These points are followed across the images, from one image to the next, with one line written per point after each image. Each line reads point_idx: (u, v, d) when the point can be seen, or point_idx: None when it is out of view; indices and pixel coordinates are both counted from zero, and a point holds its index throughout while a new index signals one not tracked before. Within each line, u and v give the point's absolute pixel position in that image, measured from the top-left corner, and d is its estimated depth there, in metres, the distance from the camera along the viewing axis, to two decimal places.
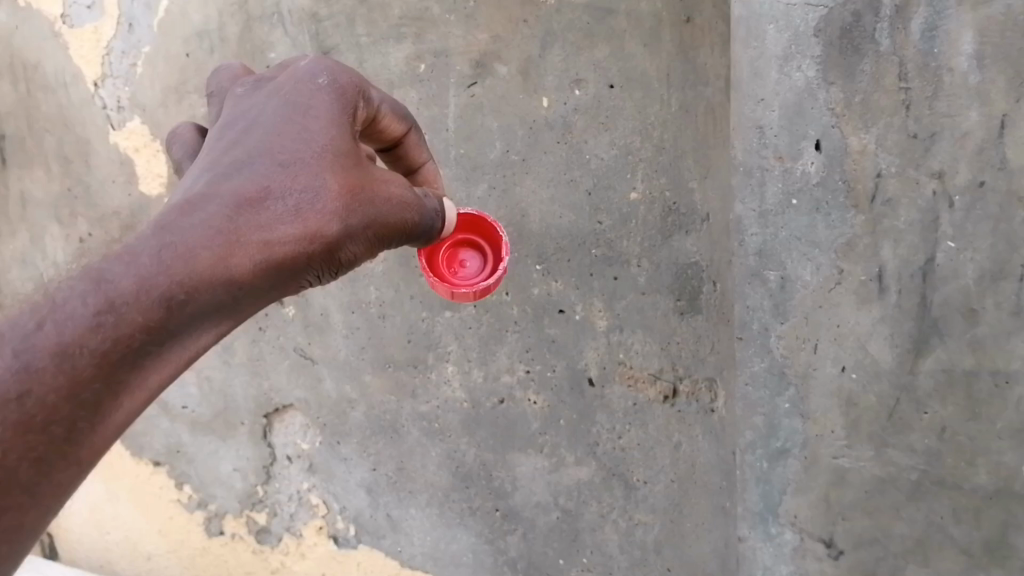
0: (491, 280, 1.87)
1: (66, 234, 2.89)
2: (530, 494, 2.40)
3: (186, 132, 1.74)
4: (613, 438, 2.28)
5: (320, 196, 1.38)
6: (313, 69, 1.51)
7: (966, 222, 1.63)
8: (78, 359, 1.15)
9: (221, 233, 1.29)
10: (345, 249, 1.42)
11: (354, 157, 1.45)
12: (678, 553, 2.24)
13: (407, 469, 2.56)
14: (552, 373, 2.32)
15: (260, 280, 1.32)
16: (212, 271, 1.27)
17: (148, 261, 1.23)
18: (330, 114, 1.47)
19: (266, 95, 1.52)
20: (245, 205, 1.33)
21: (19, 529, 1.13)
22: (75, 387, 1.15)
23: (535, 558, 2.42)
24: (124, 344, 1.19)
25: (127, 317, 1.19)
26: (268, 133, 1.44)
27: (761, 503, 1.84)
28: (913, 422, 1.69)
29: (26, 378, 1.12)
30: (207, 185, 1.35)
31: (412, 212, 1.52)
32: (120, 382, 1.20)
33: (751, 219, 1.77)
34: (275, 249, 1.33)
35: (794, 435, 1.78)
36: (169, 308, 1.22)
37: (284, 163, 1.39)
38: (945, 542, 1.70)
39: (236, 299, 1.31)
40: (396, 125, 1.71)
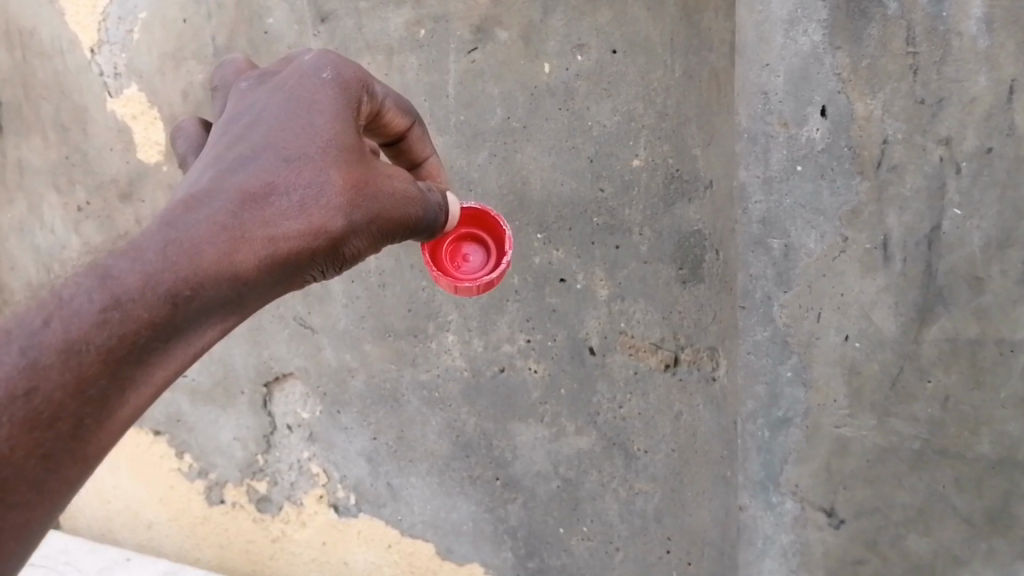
0: (495, 275, 1.86)
1: (65, 202, 2.88)
2: (531, 463, 2.40)
3: (192, 130, 1.74)
4: (614, 407, 2.27)
5: (324, 193, 1.39)
6: (316, 65, 1.51)
7: (973, 189, 1.60)
8: (85, 355, 1.13)
9: (226, 230, 1.30)
10: (348, 245, 1.43)
11: (358, 153, 1.46)
12: (678, 522, 2.24)
13: (407, 438, 2.55)
14: (553, 342, 2.31)
15: (264, 276, 1.33)
16: (218, 267, 1.27)
17: (155, 256, 1.22)
18: (333, 110, 1.47)
19: (269, 90, 1.51)
20: (250, 201, 1.34)
21: (24, 529, 1.09)
22: (82, 382, 1.12)
23: (535, 527, 2.43)
24: (131, 339, 1.17)
25: (134, 313, 1.17)
26: (271, 129, 1.44)
27: (762, 473, 1.83)
28: (916, 390, 1.68)
29: (32, 374, 1.09)
30: (212, 182, 1.35)
31: (414, 207, 1.53)
32: (128, 378, 1.18)
33: (755, 185, 1.75)
34: (280, 245, 1.34)
35: (796, 404, 1.77)
36: (177, 303, 1.22)
37: (288, 158, 1.40)
38: (947, 512, 1.70)
39: (242, 295, 1.31)
40: (400, 119, 1.70)
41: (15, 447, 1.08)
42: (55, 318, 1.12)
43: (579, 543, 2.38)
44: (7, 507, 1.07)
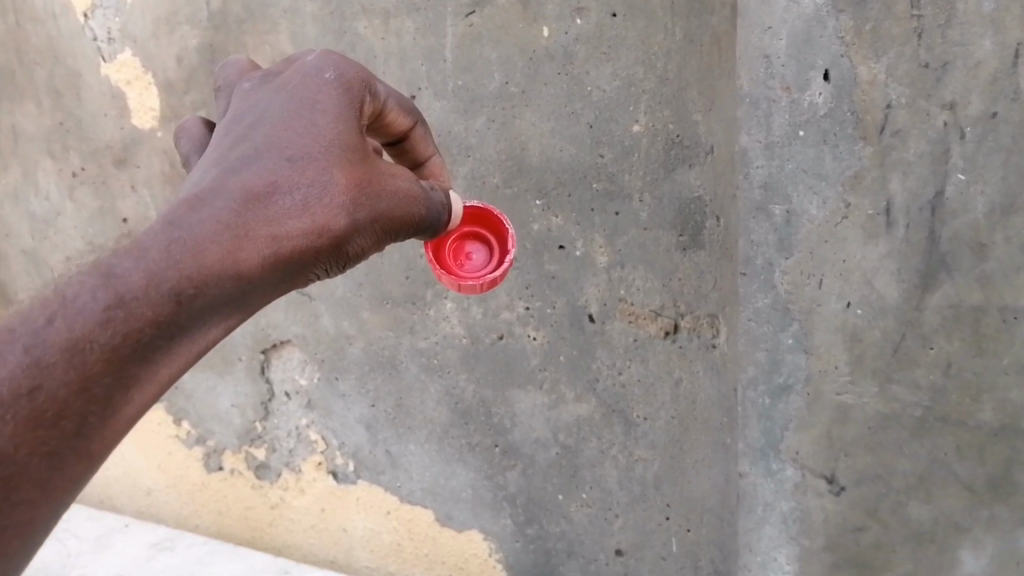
0: (499, 272, 1.85)
1: (60, 169, 2.85)
2: (530, 431, 2.40)
3: (194, 130, 1.70)
4: (613, 374, 2.27)
5: (327, 192, 1.40)
6: (319, 66, 1.52)
7: (977, 155, 1.58)
8: (89, 354, 1.15)
9: (230, 228, 1.31)
10: (351, 244, 1.44)
11: (361, 153, 1.46)
12: (677, 488, 2.25)
13: (406, 405, 2.55)
14: (552, 309, 2.29)
15: (268, 275, 1.34)
16: (222, 266, 1.28)
17: (158, 256, 1.23)
18: (336, 110, 1.48)
19: (273, 91, 1.52)
20: (253, 200, 1.35)
21: (28, 525, 1.12)
22: (85, 380, 1.15)
23: (535, 493, 2.43)
24: (134, 338, 1.19)
25: (137, 311, 1.19)
26: (274, 129, 1.45)
27: (763, 440, 1.83)
28: (918, 357, 1.67)
29: (36, 372, 1.12)
30: (216, 182, 1.36)
31: (417, 205, 1.54)
32: (132, 376, 1.19)
33: (757, 150, 1.72)
34: (283, 244, 1.35)
35: (797, 371, 1.76)
36: (180, 301, 1.23)
37: (291, 158, 1.40)
38: (949, 479, 1.70)
39: (245, 294, 1.32)
40: (402, 119, 1.70)
41: (20, 444, 1.10)
42: (58, 317, 1.14)
43: (579, 510, 2.39)
44: (11, 503, 1.10)
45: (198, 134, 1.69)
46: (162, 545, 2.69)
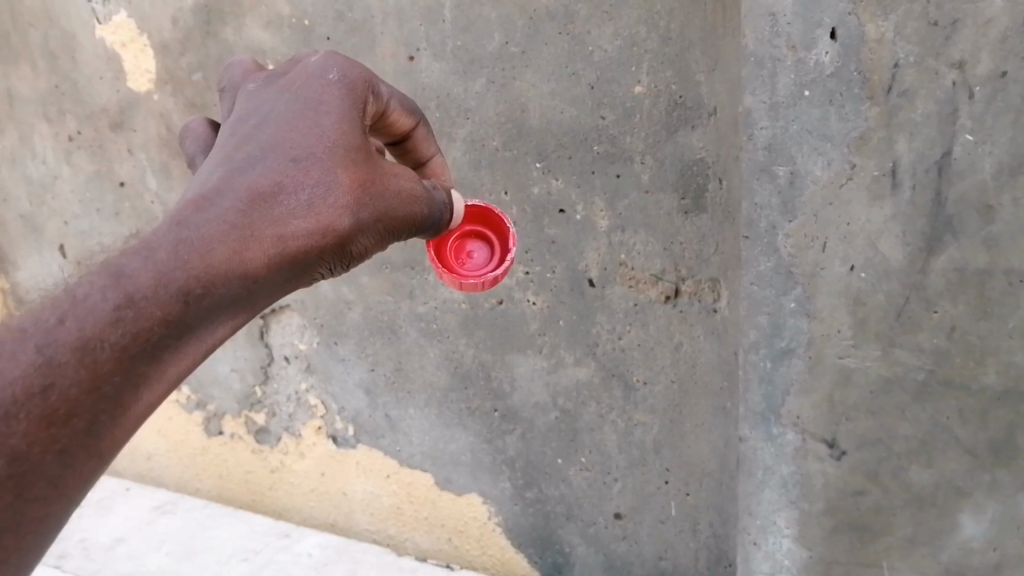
0: (501, 270, 1.83)
1: (55, 133, 2.81)
2: (529, 395, 2.39)
3: (199, 131, 1.71)
4: (613, 338, 2.25)
5: (330, 193, 1.42)
6: (323, 66, 1.53)
7: (985, 115, 1.56)
8: (100, 354, 1.18)
9: (235, 230, 1.34)
10: (354, 243, 1.46)
11: (364, 154, 1.48)
12: (677, 453, 2.24)
13: (406, 370, 2.54)
14: (552, 274, 2.27)
15: (273, 275, 1.38)
16: (228, 266, 1.31)
17: (166, 256, 1.27)
18: (340, 111, 1.49)
19: (277, 91, 1.53)
20: (259, 202, 1.38)
21: (41, 522, 1.14)
22: (97, 380, 1.18)
23: (534, 457, 2.43)
24: (143, 337, 1.22)
25: (146, 311, 1.22)
26: (278, 129, 1.46)
27: (764, 404, 1.82)
28: (922, 321, 1.66)
29: (49, 371, 1.14)
30: (221, 183, 1.39)
31: (420, 204, 1.56)
32: (142, 374, 1.23)
33: (761, 111, 1.68)
34: (288, 244, 1.38)
35: (799, 335, 1.74)
36: (188, 301, 1.26)
37: (295, 159, 1.43)
38: (950, 443, 1.71)
39: (250, 294, 1.36)
40: (405, 120, 1.71)
41: (33, 442, 1.13)
42: (70, 318, 1.18)
43: (578, 475, 2.39)
44: (26, 500, 1.12)
45: (202, 136, 1.70)
46: (162, 509, 2.71)
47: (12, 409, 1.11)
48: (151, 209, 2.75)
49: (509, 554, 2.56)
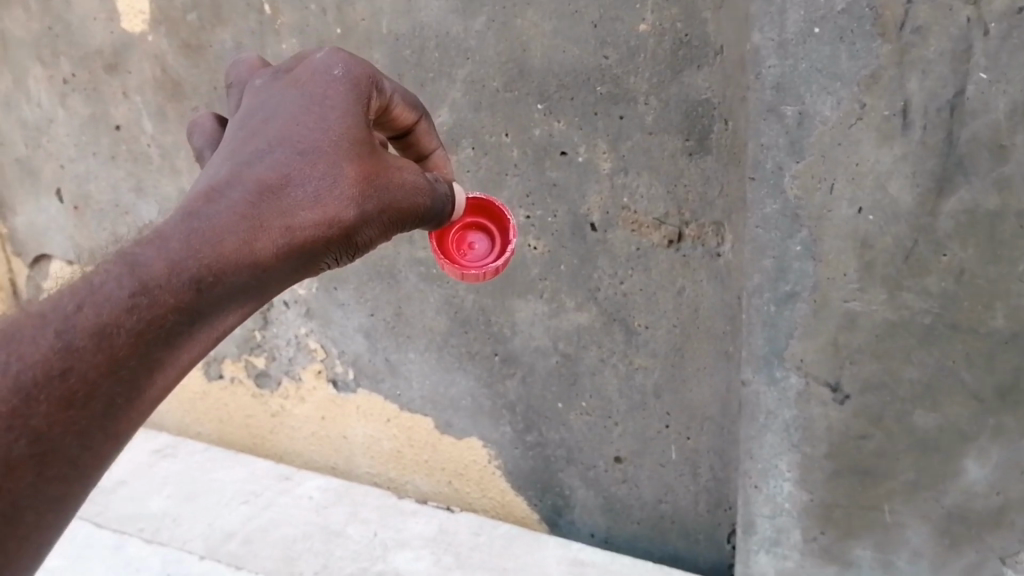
0: (502, 261, 1.82)
1: (50, 76, 2.75)
2: (530, 339, 2.37)
3: (204, 126, 1.64)
4: (615, 283, 2.21)
5: (337, 184, 1.41)
6: (327, 61, 1.50)
7: (1000, 52, 1.49)
8: (115, 341, 1.17)
9: (244, 219, 1.33)
10: (360, 235, 1.46)
11: (370, 147, 1.47)
12: (678, 396, 2.23)
13: (406, 314, 2.51)
14: (553, 218, 2.23)
15: (281, 265, 1.37)
16: (238, 256, 1.30)
17: (178, 246, 1.25)
18: (346, 106, 1.47)
19: (281, 84, 1.50)
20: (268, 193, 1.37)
21: (62, 501, 1.13)
22: (113, 365, 1.16)
23: (534, 401, 2.43)
24: (158, 324, 1.20)
25: (160, 298, 1.21)
26: (285, 121, 1.44)
27: (767, 348, 1.84)
28: (930, 264, 1.63)
29: (67, 355, 1.13)
30: (230, 175, 1.37)
31: (423, 197, 1.54)
32: (156, 360, 1.21)
33: (769, 49, 1.63)
34: (296, 234, 1.38)
35: (804, 279, 1.73)
36: (200, 289, 1.25)
37: (302, 150, 1.41)
38: (956, 386, 1.71)
39: (260, 283, 1.35)
40: (408, 113, 1.67)
41: (52, 424, 1.11)
42: (86, 305, 1.16)
43: (578, 418, 2.39)
44: (46, 479, 1.10)
45: (210, 134, 1.63)
46: (164, 452, 2.72)
47: (30, 391, 1.10)
48: (147, 152, 2.71)
49: (509, 496, 2.57)
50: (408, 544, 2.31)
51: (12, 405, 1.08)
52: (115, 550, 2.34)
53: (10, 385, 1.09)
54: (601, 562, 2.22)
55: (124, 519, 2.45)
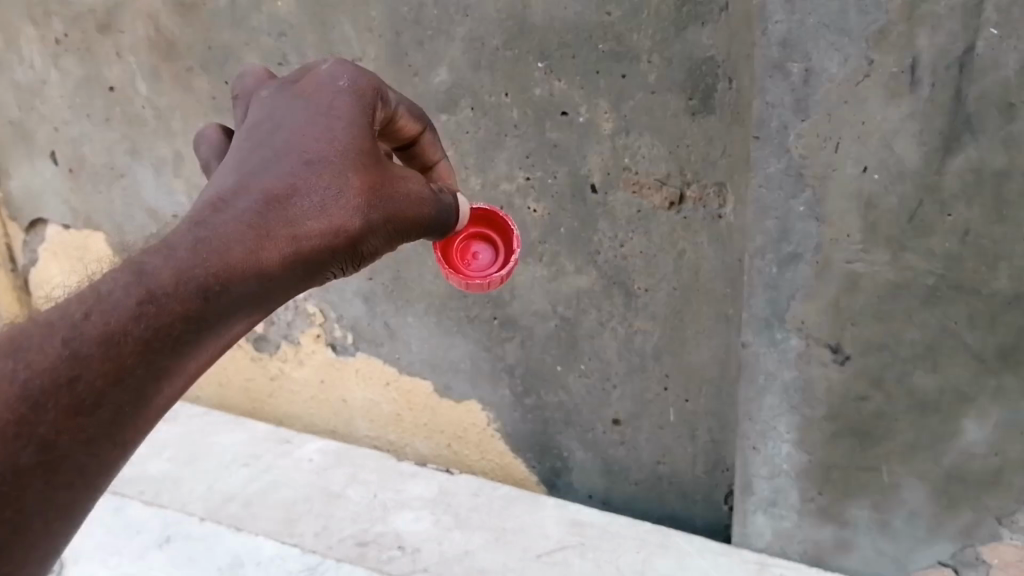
0: (505, 274, 1.84)
1: (42, 36, 2.69)
2: (530, 303, 2.35)
3: (213, 143, 1.64)
4: (615, 246, 2.19)
5: (343, 193, 1.39)
6: (333, 73, 1.50)
7: (1013, 8, 1.44)
8: (123, 349, 1.18)
9: (250, 228, 1.32)
10: (367, 245, 1.43)
11: (376, 157, 1.45)
12: (677, 359, 2.23)
13: (404, 279, 2.49)
14: (553, 180, 2.18)
15: (288, 274, 1.34)
16: (244, 265, 1.29)
17: (184, 255, 1.26)
18: (351, 116, 1.46)
19: (287, 96, 1.50)
20: (273, 203, 1.36)
21: (71, 505, 1.16)
22: (119, 373, 1.18)
23: (533, 365, 2.42)
24: (163, 332, 1.21)
25: (167, 306, 1.21)
26: (290, 132, 1.44)
27: (768, 310, 1.85)
28: (935, 224, 1.62)
29: (74, 364, 1.15)
30: (236, 186, 1.37)
31: (428, 208, 1.51)
32: (163, 368, 1.22)
33: (776, 4, 1.60)
34: (303, 242, 1.35)
35: (807, 240, 1.73)
36: (207, 296, 1.25)
37: (308, 159, 1.40)
38: (958, 348, 1.71)
39: (267, 292, 1.33)
40: (412, 125, 1.66)
41: (60, 431, 1.14)
42: (94, 314, 1.18)
43: (577, 382, 2.38)
44: (54, 483, 1.14)
45: (218, 146, 1.64)
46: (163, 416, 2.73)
47: (39, 399, 1.13)
48: (142, 115, 2.67)
49: (508, 458, 2.59)
50: (408, 506, 2.31)
51: (22, 412, 1.12)
52: (116, 512, 2.34)
53: (20, 392, 1.12)
54: (599, 522, 2.24)
55: (124, 481, 2.45)
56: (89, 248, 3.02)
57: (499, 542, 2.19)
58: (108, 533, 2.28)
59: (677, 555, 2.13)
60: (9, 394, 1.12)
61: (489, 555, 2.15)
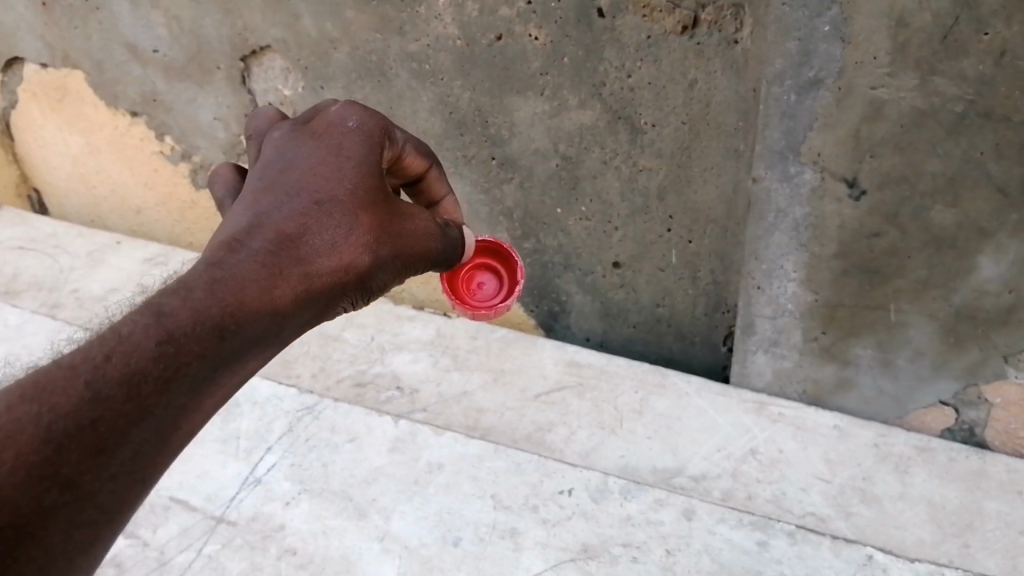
0: (507, 301, 1.83)
1: None
2: (530, 141, 2.19)
3: (224, 178, 1.46)
4: (622, 77, 2.00)
5: (352, 228, 1.29)
6: (345, 108, 1.36)
7: None
8: (144, 392, 1.05)
9: (264, 265, 1.20)
10: (375, 280, 1.34)
11: (386, 196, 1.34)
12: (681, 199, 2.11)
13: (398, 119, 2.31)
14: (557, 5, 1.97)
15: (300, 312, 1.24)
16: (260, 306, 1.18)
17: (201, 295, 1.13)
18: (365, 151, 1.34)
19: (297, 132, 1.35)
20: (287, 242, 1.24)
21: (91, 546, 1.03)
22: (141, 412, 1.05)
23: (532, 208, 2.30)
24: (183, 374, 1.08)
25: (186, 346, 1.09)
26: (303, 169, 1.30)
27: (783, 142, 1.77)
28: (969, 45, 1.52)
29: (96, 404, 1.02)
30: (247, 226, 1.25)
31: (433, 244, 1.42)
32: (183, 407, 1.09)
33: None
34: (315, 280, 1.25)
35: (829, 64, 1.64)
36: (224, 334, 1.13)
37: (319, 196, 1.28)
38: (981, 181, 1.64)
39: (280, 334, 1.22)
40: (418, 163, 1.47)
41: (83, 472, 1.00)
42: (116, 354, 1.05)
43: (577, 225, 2.27)
44: (76, 523, 1.00)
45: (232, 182, 1.45)
46: (156, 262, 2.62)
47: (61, 439, 0.99)
48: None
49: None
50: (405, 349, 2.28)
51: (44, 453, 0.98)
52: None
53: (40, 432, 0.98)
54: (597, 364, 2.21)
55: None
56: (71, 88, 2.72)
57: (498, 384, 2.16)
58: None
59: (676, 394, 2.12)
60: (29, 434, 0.98)
61: (488, 396, 2.13)
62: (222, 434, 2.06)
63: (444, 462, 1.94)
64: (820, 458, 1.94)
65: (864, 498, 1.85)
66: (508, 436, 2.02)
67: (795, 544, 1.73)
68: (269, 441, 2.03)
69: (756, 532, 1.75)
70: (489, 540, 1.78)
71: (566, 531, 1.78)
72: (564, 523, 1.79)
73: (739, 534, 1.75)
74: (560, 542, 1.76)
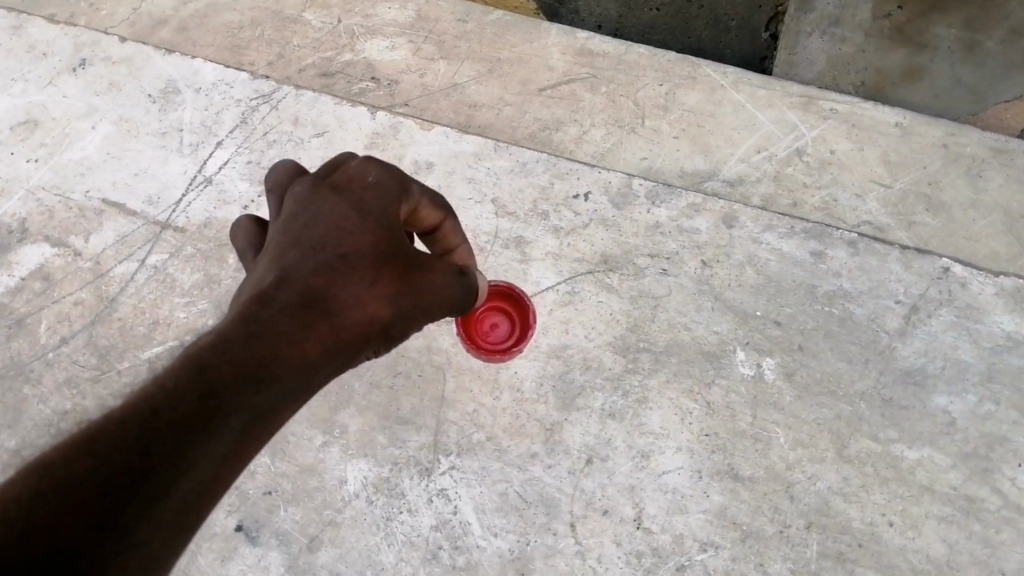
0: (528, 342, 1.42)
1: None
2: None
3: (244, 233, 0.98)
4: None
5: (378, 280, 0.89)
6: (360, 163, 0.94)
7: None
8: (194, 437, 0.70)
9: (292, 315, 0.81)
10: (402, 333, 0.94)
11: (408, 249, 0.94)
12: None
13: None
14: None
15: (327, 371, 0.84)
16: (293, 366, 0.79)
17: (234, 351, 0.76)
18: (390, 200, 0.93)
19: (311, 185, 0.93)
20: (312, 301, 0.84)
21: None
22: (186, 460, 0.69)
23: None
24: (217, 449, 0.72)
25: (229, 402, 0.73)
26: (326, 220, 0.89)
27: None
28: None
29: (147, 453, 0.67)
30: (266, 281, 0.85)
31: (456, 301, 0.99)
32: (229, 454, 0.73)
33: None
34: (342, 333, 0.85)
35: None
36: (259, 381, 0.76)
37: (344, 246, 0.88)
38: None
39: (308, 391, 0.82)
40: (429, 216, 1.00)
41: (142, 517, 0.65)
42: (159, 405, 0.69)
43: None
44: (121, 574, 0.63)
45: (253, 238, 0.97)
46: None
47: (115, 481, 0.65)
48: None
49: None
50: (380, 33, 1.73)
51: (104, 502, 0.64)
52: (15, 32, 1.81)
53: (88, 483, 0.64)
54: (613, 52, 1.67)
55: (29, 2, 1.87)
56: None
57: (494, 76, 1.68)
58: (7, 57, 1.79)
59: (708, 89, 1.63)
60: (76, 493, 0.63)
61: (483, 89, 1.67)
62: (162, 127, 1.67)
63: (435, 162, 1.57)
64: (879, 159, 1.54)
65: (930, 205, 1.50)
66: (507, 137, 1.63)
67: (856, 255, 1.45)
68: (219, 135, 1.64)
69: (810, 242, 1.46)
70: (490, 249, 1.50)
71: (581, 241, 1.49)
72: (579, 232, 1.49)
73: (790, 244, 1.46)
74: (575, 253, 1.48)
